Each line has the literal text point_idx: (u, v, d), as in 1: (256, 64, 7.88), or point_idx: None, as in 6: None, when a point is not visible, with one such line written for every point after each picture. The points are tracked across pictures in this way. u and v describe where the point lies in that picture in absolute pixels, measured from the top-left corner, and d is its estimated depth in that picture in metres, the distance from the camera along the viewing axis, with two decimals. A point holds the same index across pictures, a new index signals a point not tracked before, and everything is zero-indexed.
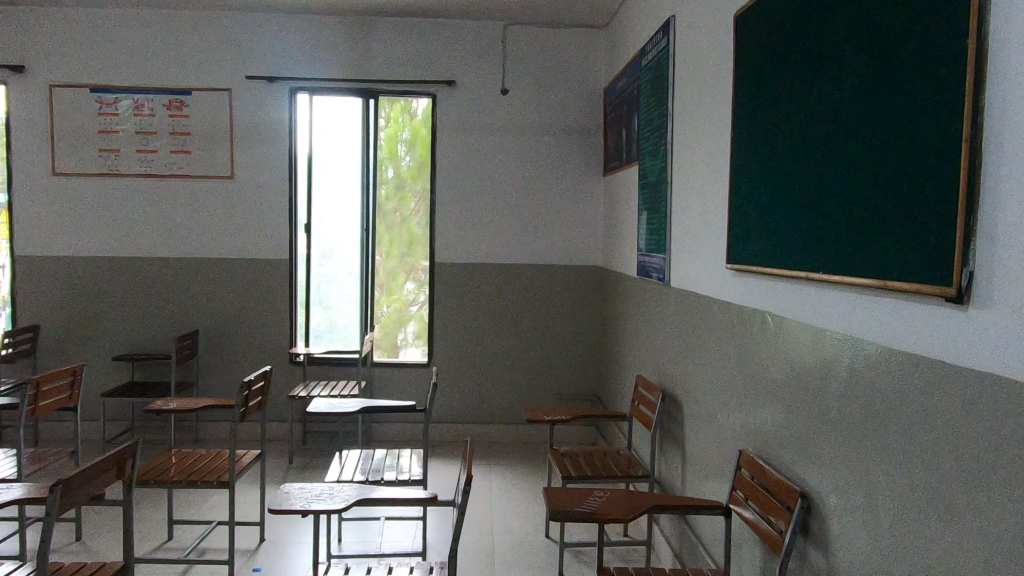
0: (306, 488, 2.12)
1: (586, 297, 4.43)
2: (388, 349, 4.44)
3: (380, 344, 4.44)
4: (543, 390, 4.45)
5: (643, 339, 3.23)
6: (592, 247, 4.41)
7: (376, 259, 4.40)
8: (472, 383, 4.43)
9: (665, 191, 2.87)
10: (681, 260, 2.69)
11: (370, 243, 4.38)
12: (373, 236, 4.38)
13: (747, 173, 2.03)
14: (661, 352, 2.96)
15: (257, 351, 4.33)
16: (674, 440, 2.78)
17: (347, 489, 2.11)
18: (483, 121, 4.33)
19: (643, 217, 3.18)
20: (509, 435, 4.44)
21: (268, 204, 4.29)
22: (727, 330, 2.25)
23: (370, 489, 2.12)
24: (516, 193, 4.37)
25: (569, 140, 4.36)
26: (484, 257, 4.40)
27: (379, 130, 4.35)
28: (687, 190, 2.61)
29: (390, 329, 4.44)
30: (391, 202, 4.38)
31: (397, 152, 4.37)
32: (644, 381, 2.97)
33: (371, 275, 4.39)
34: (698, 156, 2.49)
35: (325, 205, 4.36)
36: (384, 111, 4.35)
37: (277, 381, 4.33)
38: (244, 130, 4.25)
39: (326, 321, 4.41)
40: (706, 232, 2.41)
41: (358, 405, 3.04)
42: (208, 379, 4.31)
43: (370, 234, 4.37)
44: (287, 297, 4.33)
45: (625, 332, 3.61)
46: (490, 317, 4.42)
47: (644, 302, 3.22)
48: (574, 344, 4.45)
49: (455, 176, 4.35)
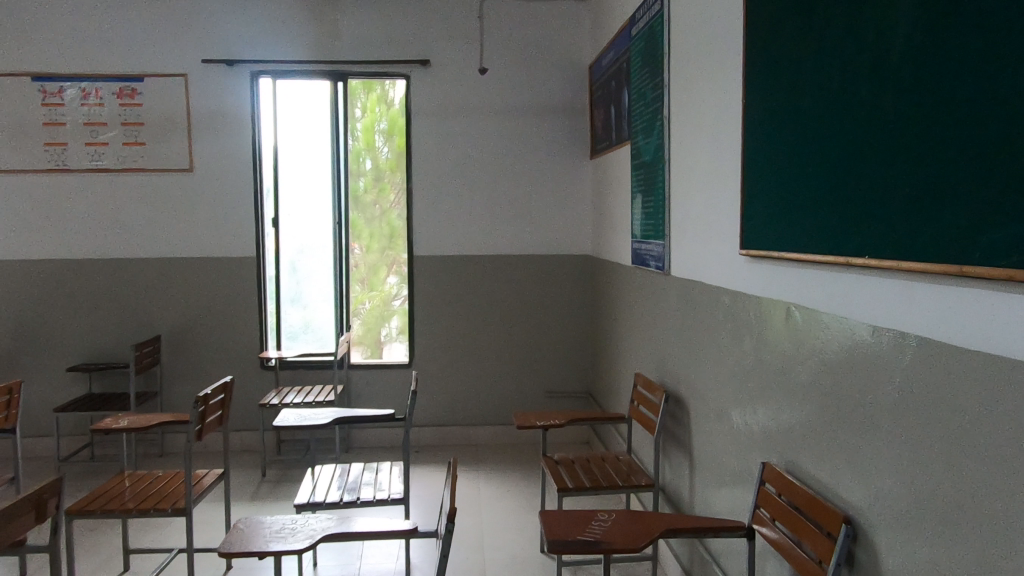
0: (271, 522, 1.84)
1: (577, 288, 4.18)
2: (372, 347, 4.17)
3: (359, 343, 4.17)
4: (533, 388, 4.20)
5: (641, 333, 2.98)
6: (580, 235, 4.16)
7: (355, 254, 4.13)
8: (458, 384, 4.17)
9: (662, 170, 2.61)
10: (683, 246, 2.44)
11: (346, 237, 4.10)
12: (350, 230, 4.10)
13: (764, 143, 1.78)
14: (662, 347, 2.72)
15: (225, 356, 4.03)
16: (679, 444, 2.54)
17: (323, 522, 1.82)
18: (461, 103, 4.05)
19: (637, 200, 2.93)
20: (499, 437, 4.19)
21: (232, 198, 3.99)
22: (740, 323, 2.01)
23: (342, 521, 1.84)
24: (499, 179, 4.10)
25: (554, 123, 4.09)
26: (467, 249, 4.13)
27: (353, 119, 4.07)
28: (688, 169, 2.36)
29: (370, 326, 4.17)
30: (368, 194, 4.10)
31: (373, 142, 4.08)
32: (644, 380, 2.73)
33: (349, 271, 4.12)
34: (700, 130, 2.24)
35: (296, 198, 4.07)
36: (358, 99, 4.06)
37: (248, 388, 4.04)
38: (203, 120, 3.94)
39: (301, 321, 4.13)
40: (713, 215, 2.16)
41: (332, 415, 2.77)
42: (173, 389, 4.02)
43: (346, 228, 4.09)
44: (256, 297, 4.03)
45: (620, 326, 3.36)
46: (475, 312, 4.15)
47: (640, 292, 2.97)
48: (565, 339, 4.19)
49: (433, 163, 4.06)
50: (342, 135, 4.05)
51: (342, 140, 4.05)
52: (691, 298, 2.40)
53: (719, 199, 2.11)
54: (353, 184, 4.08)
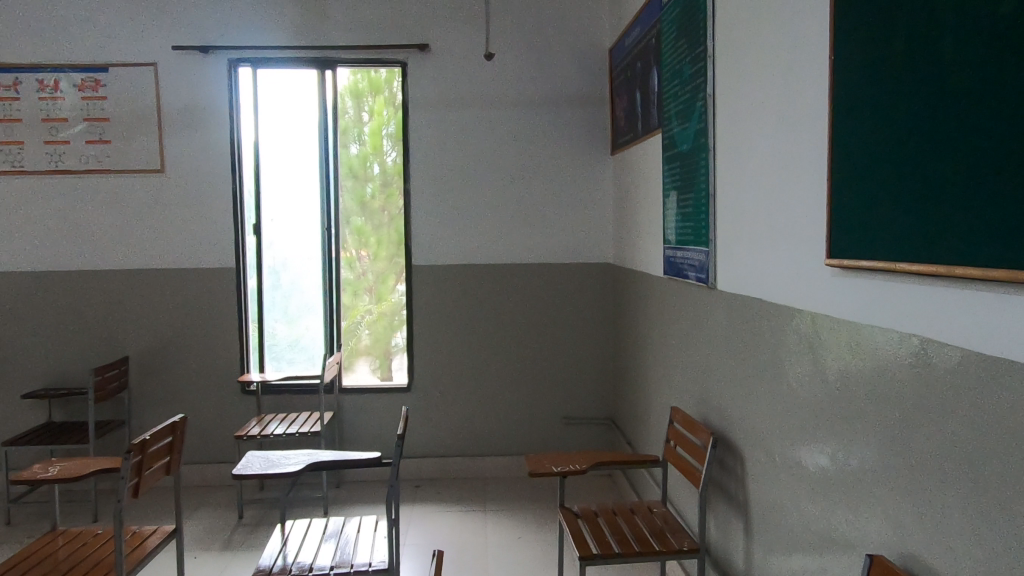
0: None
1: (597, 301, 3.70)
2: (383, 363, 3.73)
3: (370, 352, 3.73)
4: (548, 413, 3.73)
5: (677, 358, 2.51)
6: (600, 241, 3.68)
7: (361, 262, 3.68)
8: (463, 409, 3.70)
9: (705, 161, 2.13)
10: (736, 255, 1.96)
11: (350, 243, 3.67)
12: (354, 237, 3.67)
13: (867, 117, 1.30)
14: (706, 377, 2.24)
15: (201, 379, 3.59)
16: (728, 498, 2.06)
17: None
18: (465, 94, 3.60)
19: (671, 197, 2.46)
20: (510, 470, 3.72)
21: (208, 201, 3.55)
22: (823, 357, 1.53)
23: None
24: (508, 178, 3.64)
25: (569, 115, 3.63)
26: (472, 257, 3.66)
27: (360, 123, 3.63)
28: (745, 157, 1.88)
29: (380, 338, 3.73)
30: (376, 200, 3.66)
31: (383, 148, 3.64)
32: (684, 417, 2.24)
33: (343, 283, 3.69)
34: (762, 109, 1.76)
35: (284, 201, 3.63)
36: (365, 102, 3.62)
37: (227, 416, 3.60)
38: (176, 116, 3.51)
39: (289, 338, 3.69)
40: (782, 216, 1.68)
41: (304, 460, 2.29)
42: (143, 417, 3.58)
43: (344, 236, 3.66)
44: (236, 313, 3.60)
45: (650, 348, 2.88)
46: (482, 328, 3.69)
47: (676, 311, 2.49)
48: (583, 358, 3.71)
49: (433, 162, 3.61)
50: (334, 132, 3.61)
51: (344, 145, 3.63)
52: (747, 320, 1.92)
53: (792, 196, 1.62)
54: (354, 185, 3.65)
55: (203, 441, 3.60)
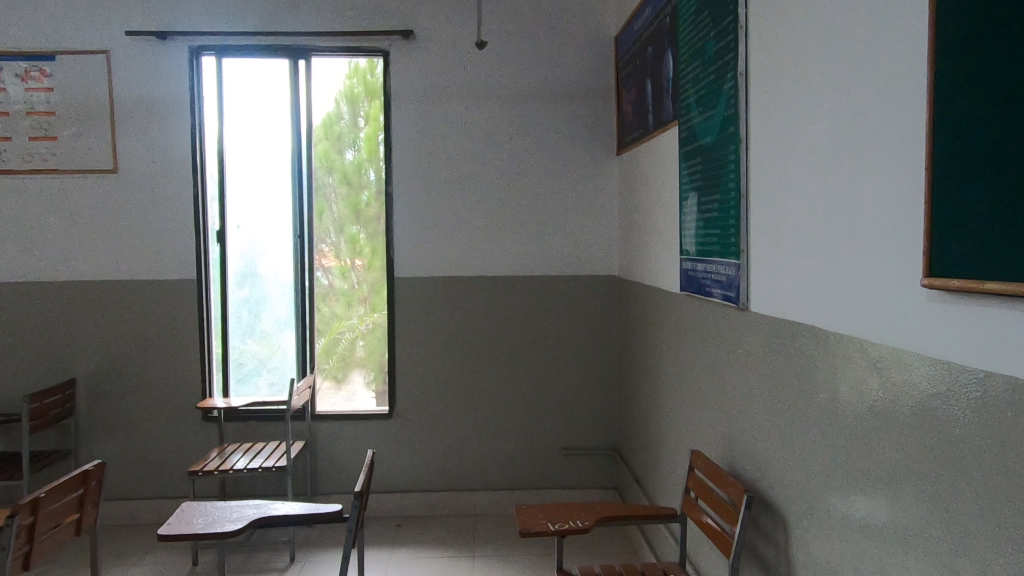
0: None
1: (601, 317, 3.32)
2: (377, 376, 3.35)
3: (365, 363, 3.35)
4: (546, 442, 3.34)
5: (699, 390, 2.12)
6: (605, 250, 3.31)
7: (355, 273, 3.31)
8: (450, 437, 3.32)
9: (734, 155, 1.76)
10: (779, 270, 1.58)
11: (343, 252, 3.30)
12: (347, 246, 3.29)
13: (989, 77, 0.92)
14: (735, 416, 1.86)
15: (157, 404, 3.21)
16: (763, 567, 1.68)
17: None
18: (453, 87, 3.24)
19: (689, 200, 2.08)
20: (503, 505, 3.33)
21: (166, 205, 3.18)
22: (911, 411, 1.14)
23: None
24: (502, 180, 3.27)
25: (571, 110, 3.26)
26: (462, 267, 3.29)
27: (356, 130, 3.27)
28: (792, 149, 1.50)
29: (375, 349, 3.34)
30: (371, 208, 3.29)
31: (380, 154, 3.27)
32: (710, 467, 1.87)
33: (335, 294, 3.31)
34: (819, 86, 1.39)
35: (255, 204, 3.26)
36: (361, 107, 3.26)
37: (186, 446, 3.21)
38: (129, 110, 3.15)
39: (260, 357, 3.32)
40: (848, 222, 1.30)
41: (250, 515, 1.89)
42: (93, 446, 3.20)
43: (337, 245, 3.29)
44: (198, 330, 3.22)
45: (664, 374, 2.50)
46: (472, 348, 3.30)
47: (697, 334, 2.11)
48: (585, 380, 3.33)
49: (418, 162, 3.24)
50: (311, 128, 3.25)
51: (338, 151, 3.26)
52: (794, 353, 1.54)
53: (862, 195, 1.24)
54: (343, 188, 3.27)
55: (160, 472, 3.22)
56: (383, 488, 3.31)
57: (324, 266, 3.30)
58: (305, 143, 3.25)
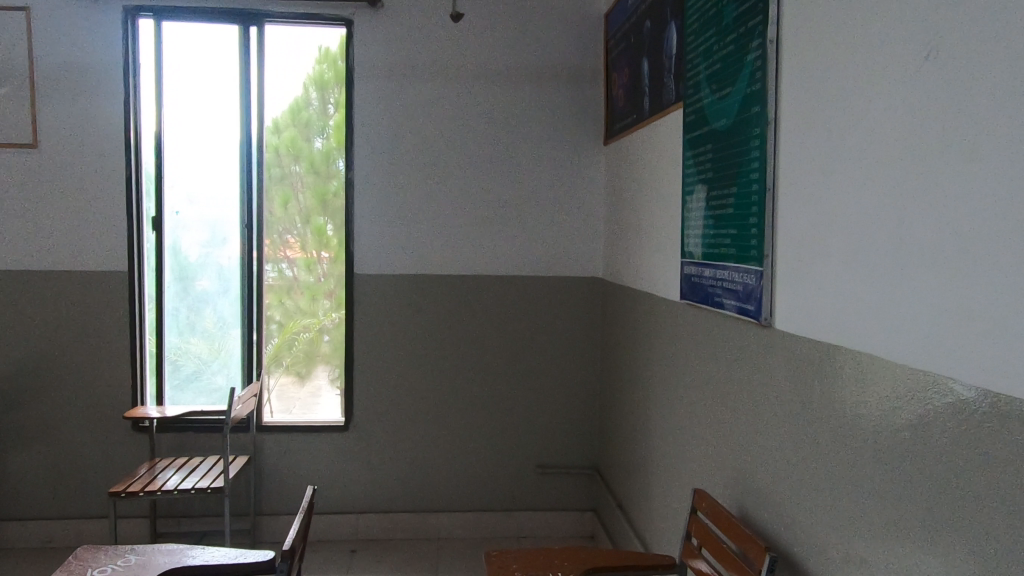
0: None
1: (583, 323, 3.02)
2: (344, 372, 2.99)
3: (330, 359, 2.99)
4: (519, 459, 3.03)
5: (704, 417, 1.83)
6: (589, 249, 3.01)
7: (323, 266, 2.96)
8: (414, 451, 3.00)
9: (760, 141, 1.46)
10: (818, 280, 1.29)
11: (309, 244, 2.94)
12: (313, 237, 2.94)
13: None
14: (751, 453, 1.57)
15: (81, 412, 2.84)
16: None
17: None
18: (425, 63, 2.91)
19: (697, 195, 1.80)
20: (471, 528, 3.02)
21: (93, 186, 2.80)
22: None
23: None
24: (477, 169, 2.95)
25: (555, 94, 2.95)
26: (430, 264, 2.96)
27: (326, 117, 2.91)
28: (845, 131, 1.21)
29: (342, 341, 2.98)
30: (341, 197, 2.94)
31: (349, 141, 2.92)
32: (717, 511, 1.58)
33: (299, 288, 2.96)
34: (887, 52, 1.10)
35: (198, 187, 2.89)
36: (332, 93, 2.91)
37: (113, 460, 2.84)
38: (51, 78, 2.76)
39: (202, 360, 2.96)
40: (930, 224, 1.00)
41: (162, 564, 1.54)
42: (5, 459, 2.82)
43: (303, 235, 2.94)
44: (129, 329, 2.84)
45: (659, 392, 2.21)
46: (441, 354, 2.98)
47: (703, 352, 1.82)
48: (563, 391, 3.03)
49: (384, 146, 2.91)
50: (269, 105, 2.89)
51: (306, 139, 2.91)
52: (837, 385, 1.24)
53: (960, 190, 0.95)
54: (307, 172, 2.92)
55: (83, 489, 2.85)
56: (338, 508, 2.98)
57: (288, 256, 2.94)
58: (270, 127, 2.89)
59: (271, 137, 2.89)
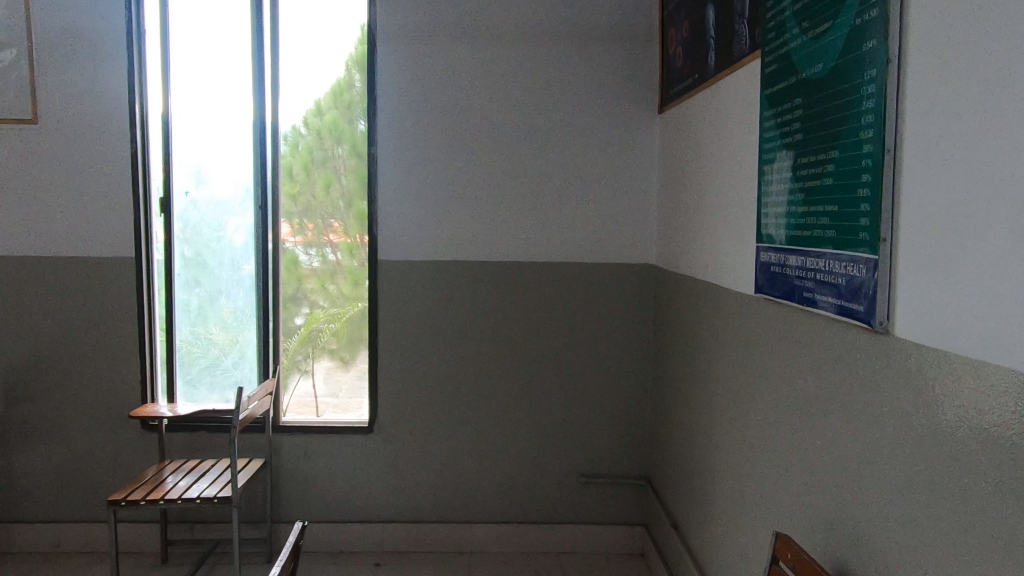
0: None
1: (633, 317, 2.68)
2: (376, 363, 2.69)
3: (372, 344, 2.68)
4: (560, 468, 2.72)
5: (785, 439, 1.49)
6: (640, 234, 2.66)
7: (365, 248, 2.68)
8: (444, 456, 2.71)
9: (874, 87, 1.11)
10: (966, 273, 0.94)
11: (352, 228, 2.67)
12: (355, 221, 2.67)
13: None
14: (853, 492, 1.22)
15: (89, 410, 2.64)
16: None
17: None
18: (457, 23, 2.59)
19: (780, 164, 1.44)
20: (507, 543, 2.73)
21: (96, 165, 2.58)
22: None
23: None
24: (514, 143, 2.62)
25: (603, 55, 2.60)
26: (462, 251, 2.66)
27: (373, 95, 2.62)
28: (1015, 60, 0.85)
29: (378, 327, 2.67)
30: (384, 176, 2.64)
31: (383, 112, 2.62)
32: (806, 566, 1.23)
33: (339, 272, 2.70)
34: None
35: (210, 166, 2.65)
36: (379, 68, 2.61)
37: (124, 461, 2.65)
38: (50, 48, 2.54)
39: (216, 353, 2.73)
40: None
41: None
42: (12, 458, 2.64)
43: (345, 219, 2.67)
44: (137, 320, 2.63)
45: (725, 401, 1.87)
46: (474, 350, 2.68)
47: (785, 359, 1.48)
48: (611, 392, 2.70)
49: (410, 118, 2.61)
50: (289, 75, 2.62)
51: (349, 122, 2.64)
52: (994, 423, 0.89)
53: None
54: (344, 148, 2.64)
55: (93, 492, 2.66)
56: (362, 517, 2.73)
57: (331, 241, 2.68)
58: (310, 110, 2.63)
59: (312, 121, 2.63)
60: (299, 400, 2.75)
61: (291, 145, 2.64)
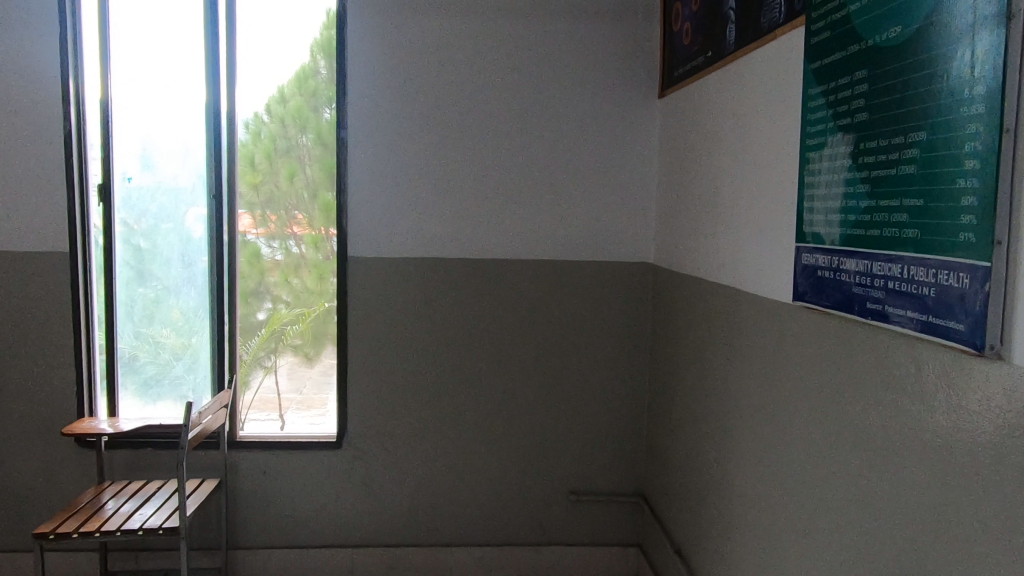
0: None
1: (629, 320, 2.46)
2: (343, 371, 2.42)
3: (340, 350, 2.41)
4: (548, 485, 2.49)
5: (830, 473, 1.27)
6: (637, 230, 2.43)
7: (331, 243, 2.40)
8: (421, 474, 2.46)
9: (986, 51, 0.88)
10: None
11: (318, 221, 2.39)
12: (322, 213, 2.39)
13: None
14: (930, 550, 1.00)
15: (16, 425, 2.32)
16: None
17: None
18: None
19: (831, 150, 1.22)
20: (490, 567, 2.49)
21: (22, 147, 2.26)
22: None
23: None
24: (499, 129, 2.37)
25: (598, 33, 2.36)
26: (441, 248, 2.40)
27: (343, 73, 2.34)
28: None
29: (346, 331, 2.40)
30: None
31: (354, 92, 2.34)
32: None
33: (302, 269, 2.41)
34: None
35: (157, 149, 2.35)
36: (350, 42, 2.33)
37: (58, 483, 2.34)
38: None
39: (164, 359, 2.43)
40: None
41: None
42: None
43: (310, 212, 2.39)
44: (72, 323, 2.31)
45: (745, 421, 1.65)
46: (455, 356, 2.43)
47: (834, 380, 1.26)
48: (603, 403, 2.48)
49: (385, 100, 2.34)
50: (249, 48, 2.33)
51: (318, 106, 2.36)
52: None
53: None
54: (310, 134, 2.36)
55: (22, 517, 2.35)
56: (330, 541, 2.46)
57: (295, 233, 2.40)
58: (273, 94, 2.35)
59: (275, 108, 2.35)
60: (262, 398, 2.47)
61: (253, 133, 2.36)
